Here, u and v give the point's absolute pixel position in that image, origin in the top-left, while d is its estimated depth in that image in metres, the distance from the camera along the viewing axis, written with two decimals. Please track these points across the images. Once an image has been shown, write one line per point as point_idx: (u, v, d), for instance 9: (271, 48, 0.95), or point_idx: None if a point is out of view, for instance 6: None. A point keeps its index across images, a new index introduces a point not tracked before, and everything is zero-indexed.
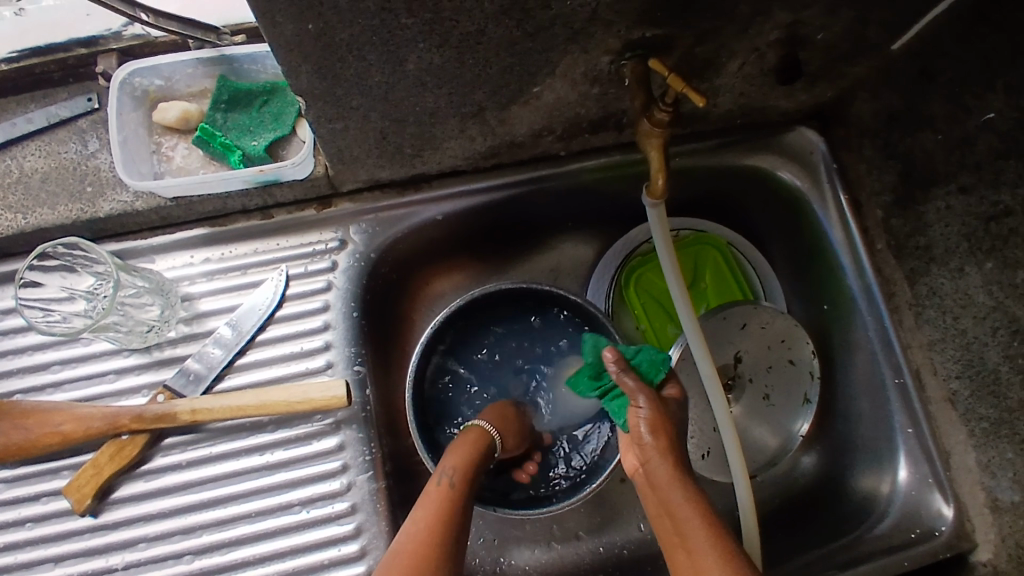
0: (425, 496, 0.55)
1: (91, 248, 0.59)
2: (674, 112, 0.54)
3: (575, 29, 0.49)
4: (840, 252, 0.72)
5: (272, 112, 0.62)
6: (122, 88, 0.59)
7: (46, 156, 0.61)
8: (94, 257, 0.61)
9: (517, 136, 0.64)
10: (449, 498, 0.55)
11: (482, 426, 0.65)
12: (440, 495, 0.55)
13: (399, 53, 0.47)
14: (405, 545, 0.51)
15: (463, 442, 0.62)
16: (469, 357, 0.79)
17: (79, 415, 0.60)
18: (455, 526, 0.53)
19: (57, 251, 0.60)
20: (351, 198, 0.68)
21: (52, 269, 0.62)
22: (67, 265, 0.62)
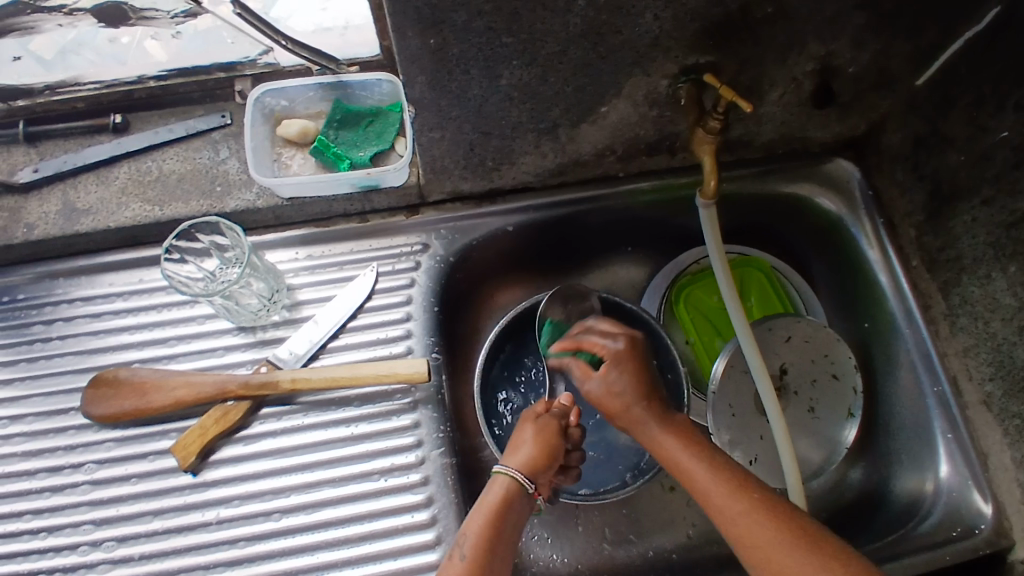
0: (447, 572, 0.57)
1: (229, 228, 0.70)
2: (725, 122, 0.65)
3: (640, 53, 0.59)
4: (878, 270, 0.78)
5: (375, 131, 0.72)
6: (256, 106, 0.71)
7: (181, 160, 0.73)
8: (229, 241, 0.72)
9: (582, 155, 0.73)
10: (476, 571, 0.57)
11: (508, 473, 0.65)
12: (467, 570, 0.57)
13: (496, 69, 0.57)
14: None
15: (484, 502, 0.63)
16: (525, 367, 0.84)
17: (191, 382, 0.69)
18: None
19: (203, 233, 0.71)
20: (436, 209, 0.78)
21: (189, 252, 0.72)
22: (205, 249, 0.72)
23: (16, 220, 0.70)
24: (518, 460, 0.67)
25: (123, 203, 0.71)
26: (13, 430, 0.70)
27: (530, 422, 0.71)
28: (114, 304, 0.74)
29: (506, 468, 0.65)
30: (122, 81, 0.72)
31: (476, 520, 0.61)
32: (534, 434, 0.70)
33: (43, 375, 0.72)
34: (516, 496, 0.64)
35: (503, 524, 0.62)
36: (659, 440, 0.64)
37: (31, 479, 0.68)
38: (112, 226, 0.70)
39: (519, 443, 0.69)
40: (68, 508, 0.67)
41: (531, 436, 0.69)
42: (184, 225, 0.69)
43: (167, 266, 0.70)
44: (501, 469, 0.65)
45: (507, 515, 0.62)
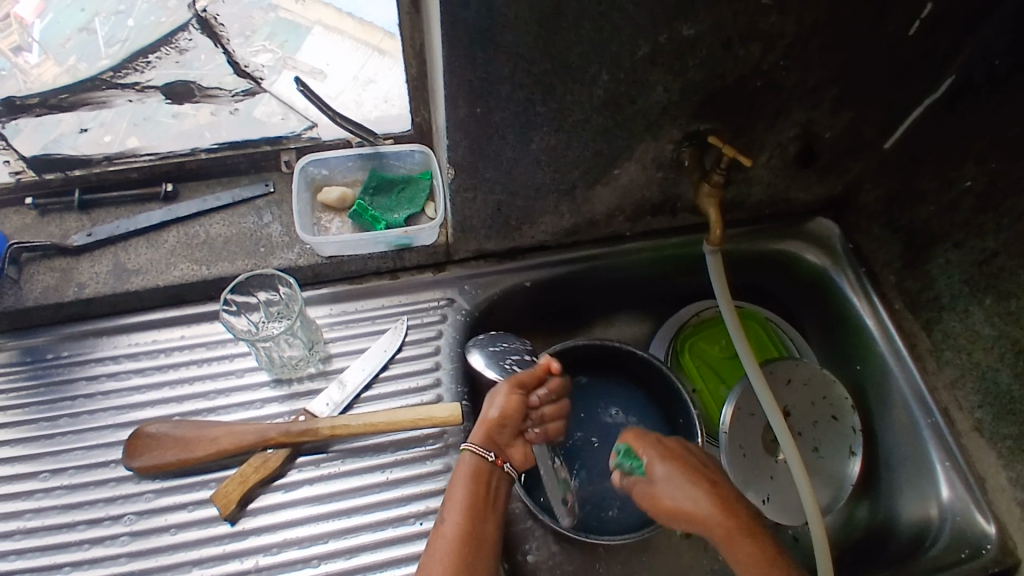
0: (439, 542, 0.60)
1: (281, 280, 0.75)
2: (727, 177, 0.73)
3: (651, 121, 0.68)
4: (864, 315, 0.86)
5: (407, 197, 0.80)
6: (301, 175, 0.79)
7: (228, 224, 0.79)
8: (279, 296, 0.77)
9: (595, 215, 0.81)
10: (469, 533, 0.61)
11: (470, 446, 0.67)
12: (457, 529, 0.61)
13: (529, 134, 0.66)
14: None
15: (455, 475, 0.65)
16: None
17: (233, 429, 0.71)
18: (472, 563, 0.59)
19: (255, 285, 0.76)
20: (460, 266, 0.85)
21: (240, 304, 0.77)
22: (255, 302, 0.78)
23: (69, 281, 0.75)
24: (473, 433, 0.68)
25: (173, 262, 0.76)
26: (52, 483, 0.71)
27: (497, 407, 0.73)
28: (154, 359, 0.77)
29: (469, 445, 0.67)
30: (176, 152, 0.79)
31: (459, 487, 0.64)
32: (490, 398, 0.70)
33: (83, 429, 0.73)
34: (486, 461, 0.66)
35: (467, 495, 0.64)
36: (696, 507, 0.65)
37: (69, 532, 0.68)
38: (162, 284, 0.75)
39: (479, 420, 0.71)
40: (107, 561, 0.67)
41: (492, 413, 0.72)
42: (244, 277, 0.74)
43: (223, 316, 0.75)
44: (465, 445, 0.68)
45: (479, 484, 0.65)
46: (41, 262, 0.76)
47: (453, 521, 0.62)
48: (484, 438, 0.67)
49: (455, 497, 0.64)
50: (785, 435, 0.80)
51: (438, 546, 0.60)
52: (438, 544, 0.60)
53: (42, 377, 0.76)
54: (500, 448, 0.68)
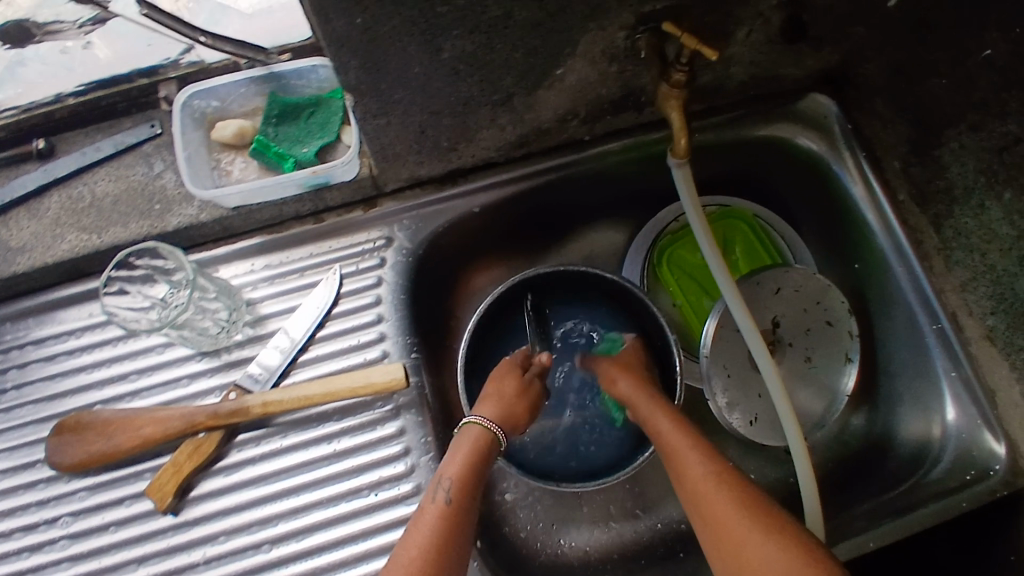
0: (423, 522, 0.55)
1: (165, 251, 0.66)
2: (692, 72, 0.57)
3: (592, 7, 0.54)
4: (864, 207, 0.76)
5: (319, 122, 0.67)
6: (184, 110, 0.66)
7: (115, 180, 0.67)
8: (170, 264, 0.67)
9: (543, 123, 0.68)
10: (456, 518, 0.55)
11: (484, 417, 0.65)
12: (443, 512, 0.55)
13: (435, 43, 0.52)
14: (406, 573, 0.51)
15: (459, 446, 0.61)
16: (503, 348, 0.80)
17: (157, 417, 0.65)
18: (460, 537, 0.55)
19: (135, 258, 0.66)
20: (394, 198, 0.73)
21: (133, 279, 0.68)
22: (148, 275, 0.68)
23: None
24: (495, 411, 0.66)
25: (60, 234, 0.66)
26: None
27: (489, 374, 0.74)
28: (65, 342, 0.69)
29: (480, 417, 0.65)
30: (40, 103, 0.69)
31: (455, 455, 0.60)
32: (510, 388, 0.69)
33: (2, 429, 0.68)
34: (493, 441, 0.64)
35: (465, 478, 0.58)
36: (690, 464, 0.59)
37: (8, 540, 0.65)
38: (51, 262, 0.65)
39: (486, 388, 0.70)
40: (50, 567, 0.64)
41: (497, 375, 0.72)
42: (121, 255, 0.65)
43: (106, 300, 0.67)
44: (473, 417, 0.65)
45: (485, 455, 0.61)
46: None
47: (443, 499, 0.56)
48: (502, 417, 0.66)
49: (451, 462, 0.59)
50: (764, 351, 0.71)
51: (420, 527, 0.55)
52: (421, 524, 0.55)
53: None
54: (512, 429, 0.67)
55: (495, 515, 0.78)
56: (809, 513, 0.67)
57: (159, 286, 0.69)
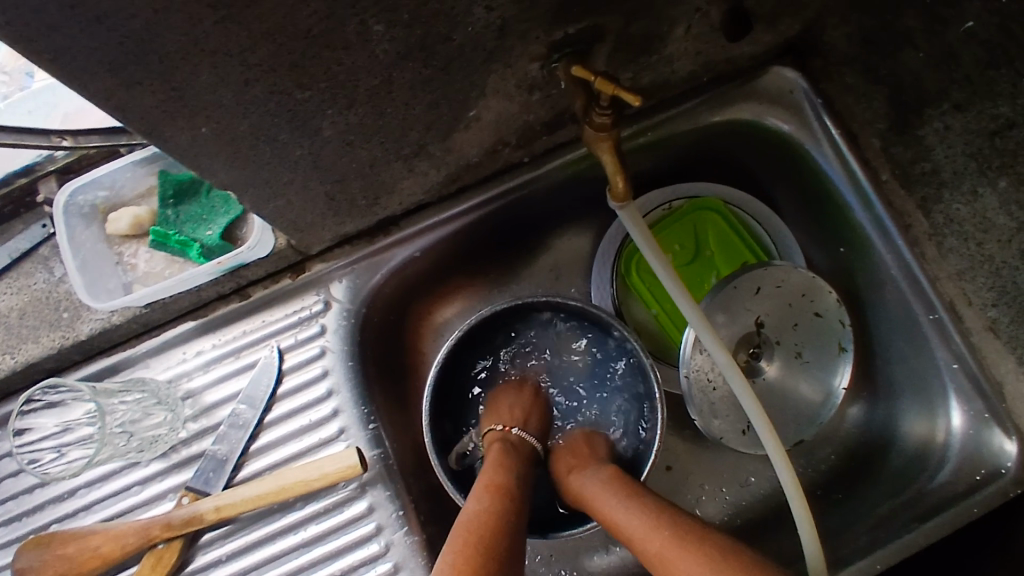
0: (478, 496, 0.53)
1: (66, 384, 0.61)
2: (616, 114, 0.50)
3: (490, 49, 0.45)
4: (844, 186, 0.67)
5: (221, 196, 0.61)
6: (68, 212, 0.59)
7: (17, 292, 0.62)
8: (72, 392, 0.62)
9: (470, 159, 0.60)
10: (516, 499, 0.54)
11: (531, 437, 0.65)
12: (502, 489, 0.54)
13: (311, 124, 0.44)
14: (473, 527, 0.49)
15: (512, 444, 0.62)
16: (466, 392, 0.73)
17: (110, 531, 0.61)
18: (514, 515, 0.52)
19: (34, 394, 0.61)
20: (323, 258, 0.67)
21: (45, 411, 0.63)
22: (55, 403, 0.63)
23: None
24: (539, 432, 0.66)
25: None
26: None
27: (499, 397, 0.69)
28: (6, 463, 0.66)
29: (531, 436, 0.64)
30: None
31: (496, 455, 0.60)
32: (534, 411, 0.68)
33: None
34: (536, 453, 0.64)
35: (522, 476, 0.58)
36: (638, 543, 0.51)
37: None
38: None
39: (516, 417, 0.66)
40: None
41: (516, 402, 0.68)
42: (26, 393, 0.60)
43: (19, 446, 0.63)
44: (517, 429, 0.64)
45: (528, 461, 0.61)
46: None
47: (506, 479, 0.56)
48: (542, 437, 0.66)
49: (505, 459, 0.59)
50: (745, 386, 0.65)
51: (485, 497, 0.53)
52: (484, 493, 0.54)
53: None
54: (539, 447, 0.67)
55: None
56: (809, 554, 0.60)
57: (73, 409, 0.63)
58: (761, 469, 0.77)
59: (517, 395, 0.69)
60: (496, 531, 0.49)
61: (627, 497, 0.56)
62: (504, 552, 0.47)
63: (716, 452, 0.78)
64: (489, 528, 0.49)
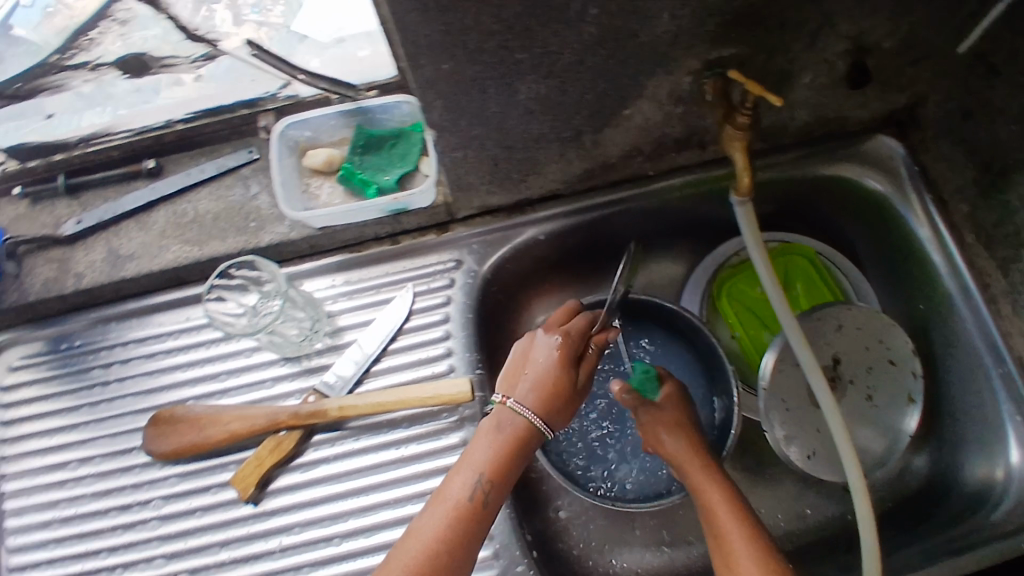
0: (436, 518, 0.59)
1: (262, 265, 0.71)
2: (756, 117, 0.59)
3: (661, 52, 0.57)
4: (931, 247, 0.77)
5: (399, 153, 0.73)
6: (281, 140, 0.72)
7: (216, 200, 0.75)
8: (265, 274, 0.73)
9: (609, 157, 0.71)
10: (477, 515, 0.60)
11: (520, 407, 0.65)
12: (464, 508, 0.59)
13: (513, 85, 0.56)
14: (424, 564, 0.56)
15: (499, 433, 0.64)
16: None
17: (243, 413, 0.71)
18: (467, 541, 0.58)
19: (231, 268, 0.71)
20: (466, 224, 0.78)
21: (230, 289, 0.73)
22: (242, 284, 0.73)
23: (66, 271, 0.74)
24: (535, 397, 0.66)
25: (164, 245, 0.73)
26: (83, 471, 0.75)
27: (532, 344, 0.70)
28: (165, 343, 0.77)
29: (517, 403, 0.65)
30: (152, 127, 0.76)
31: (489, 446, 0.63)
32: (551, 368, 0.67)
33: (106, 416, 0.76)
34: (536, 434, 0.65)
35: (489, 484, 0.61)
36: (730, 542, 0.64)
37: (105, 517, 0.73)
38: (156, 269, 0.73)
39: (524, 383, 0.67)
40: (142, 544, 0.71)
41: (539, 358, 0.68)
42: (224, 265, 0.71)
43: (209, 306, 0.72)
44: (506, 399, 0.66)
45: (524, 446, 0.64)
46: (38, 253, 0.75)
47: (468, 495, 0.60)
48: (543, 404, 0.66)
49: (481, 461, 0.62)
50: (830, 401, 0.70)
51: (439, 516, 0.59)
52: (440, 513, 0.59)
53: (71, 364, 0.78)
54: (554, 410, 0.67)
55: (551, 530, 0.81)
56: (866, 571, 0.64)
57: (251, 294, 0.74)
58: (817, 503, 0.82)
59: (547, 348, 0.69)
60: (441, 551, 0.57)
61: (716, 488, 0.67)
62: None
63: (773, 480, 0.83)
64: (438, 564, 0.56)
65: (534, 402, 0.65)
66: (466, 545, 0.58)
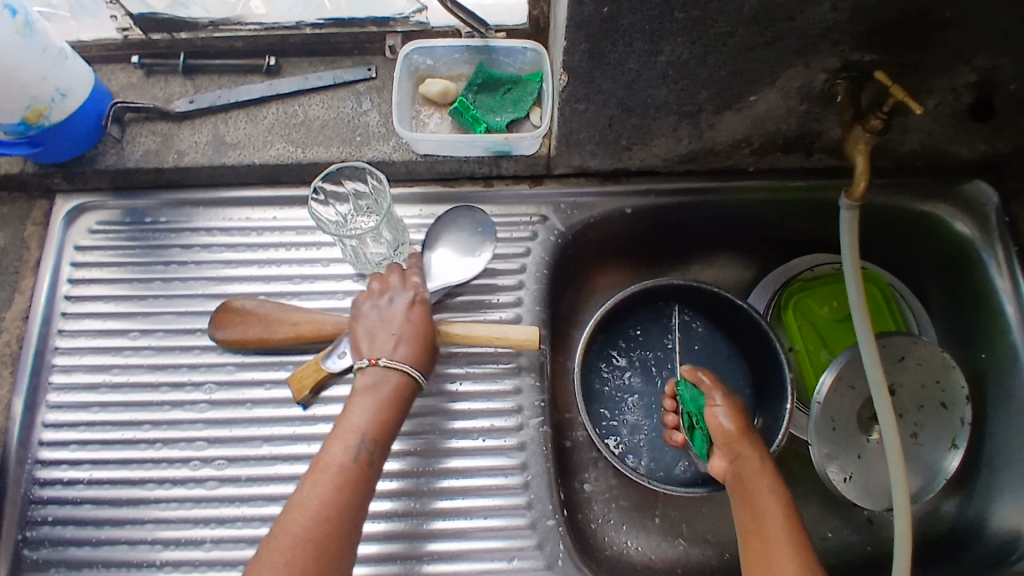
0: (325, 483, 0.57)
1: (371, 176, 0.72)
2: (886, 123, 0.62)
3: (806, 43, 0.58)
4: (1007, 299, 0.77)
5: (513, 99, 0.73)
6: (404, 62, 0.74)
7: (326, 108, 0.76)
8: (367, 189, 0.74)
9: (716, 144, 0.72)
10: (365, 479, 0.58)
11: (394, 364, 0.63)
12: (350, 472, 0.58)
13: (658, 44, 0.57)
14: (312, 534, 0.54)
15: (379, 393, 0.62)
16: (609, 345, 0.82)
17: (313, 317, 0.72)
18: (354, 508, 0.57)
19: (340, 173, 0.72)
20: (559, 181, 0.79)
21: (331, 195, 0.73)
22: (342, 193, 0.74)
23: (169, 146, 0.76)
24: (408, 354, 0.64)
25: (269, 141, 0.75)
26: (143, 342, 0.76)
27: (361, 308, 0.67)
28: (246, 238, 0.78)
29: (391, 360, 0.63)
30: (281, 24, 0.79)
31: (368, 409, 0.61)
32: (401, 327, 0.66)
33: (175, 294, 0.77)
34: (411, 387, 0.63)
35: (362, 448, 0.59)
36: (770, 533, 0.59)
37: (155, 391, 0.74)
38: (257, 162, 0.74)
39: (371, 341, 0.65)
40: (186, 424, 0.73)
41: (377, 316, 0.66)
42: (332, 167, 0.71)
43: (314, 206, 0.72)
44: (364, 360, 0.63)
45: (396, 407, 0.62)
46: (143, 123, 0.77)
47: (351, 458, 0.58)
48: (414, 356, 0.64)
49: (364, 425, 0.60)
50: (892, 426, 0.69)
51: (332, 482, 0.57)
52: (325, 480, 0.57)
53: (141, 239, 0.79)
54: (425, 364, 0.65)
55: (574, 499, 0.77)
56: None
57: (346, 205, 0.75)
58: (840, 529, 0.80)
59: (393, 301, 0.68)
60: (325, 517, 0.55)
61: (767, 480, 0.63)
62: (337, 558, 0.54)
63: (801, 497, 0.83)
64: (329, 531, 0.55)
65: (404, 352, 0.64)
66: (355, 511, 0.57)
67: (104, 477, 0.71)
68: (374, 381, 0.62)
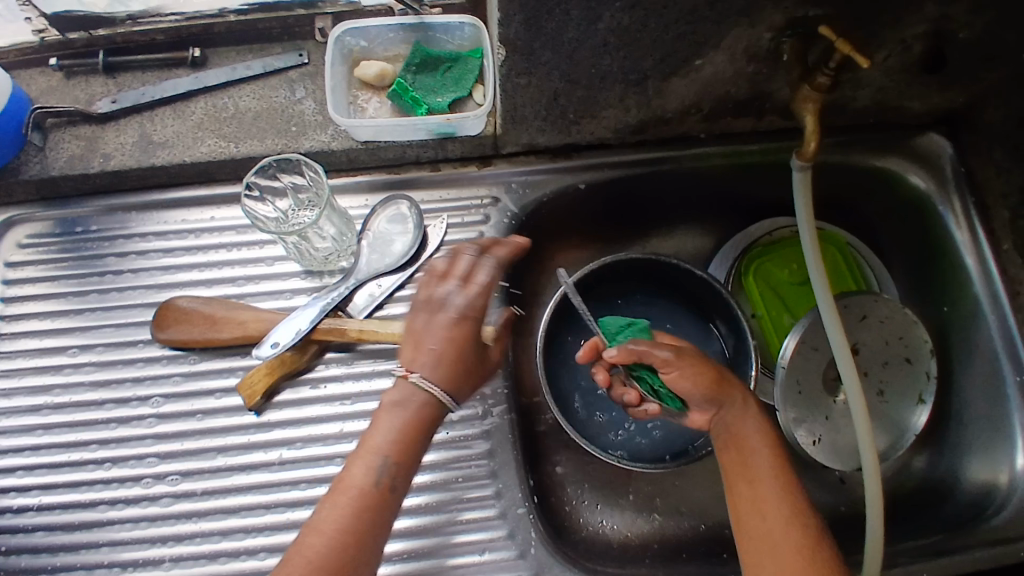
0: (338, 513, 0.49)
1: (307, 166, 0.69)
2: (835, 79, 0.60)
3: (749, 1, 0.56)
4: (965, 250, 0.77)
5: (454, 77, 0.70)
6: (337, 45, 0.70)
7: (258, 99, 0.73)
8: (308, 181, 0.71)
9: (666, 111, 0.70)
10: (388, 502, 0.50)
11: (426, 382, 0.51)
12: (375, 497, 0.50)
13: (597, 9, 0.54)
14: (330, 564, 0.47)
15: (409, 407, 0.51)
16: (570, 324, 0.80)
17: (261, 316, 0.69)
18: (372, 533, 0.49)
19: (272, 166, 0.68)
20: (508, 160, 0.77)
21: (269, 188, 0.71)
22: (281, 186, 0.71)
23: (93, 150, 0.71)
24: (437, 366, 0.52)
25: (199, 137, 0.71)
26: (83, 358, 0.72)
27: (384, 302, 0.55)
28: (184, 241, 0.74)
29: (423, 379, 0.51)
30: (203, 14, 0.75)
31: (398, 422, 0.51)
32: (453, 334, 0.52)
33: (113, 305, 0.73)
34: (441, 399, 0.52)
35: (384, 467, 0.50)
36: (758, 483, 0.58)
37: (99, 409, 0.70)
38: (188, 160, 0.70)
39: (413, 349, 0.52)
40: (135, 441, 0.69)
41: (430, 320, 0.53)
42: (268, 159, 0.67)
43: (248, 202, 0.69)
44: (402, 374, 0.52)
45: (424, 416, 0.52)
46: (65, 127, 0.72)
47: (373, 483, 0.50)
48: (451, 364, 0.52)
49: (389, 444, 0.50)
50: (856, 386, 0.69)
51: (346, 511, 0.49)
52: (343, 504, 0.49)
53: (74, 250, 0.75)
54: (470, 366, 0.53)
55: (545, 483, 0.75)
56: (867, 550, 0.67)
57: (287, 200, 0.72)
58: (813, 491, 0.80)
59: (450, 299, 0.53)
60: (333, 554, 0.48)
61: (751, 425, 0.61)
62: None
63: None
64: (346, 561, 0.48)
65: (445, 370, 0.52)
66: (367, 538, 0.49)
67: (53, 503, 0.68)
68: (411, 398, 0.52)
